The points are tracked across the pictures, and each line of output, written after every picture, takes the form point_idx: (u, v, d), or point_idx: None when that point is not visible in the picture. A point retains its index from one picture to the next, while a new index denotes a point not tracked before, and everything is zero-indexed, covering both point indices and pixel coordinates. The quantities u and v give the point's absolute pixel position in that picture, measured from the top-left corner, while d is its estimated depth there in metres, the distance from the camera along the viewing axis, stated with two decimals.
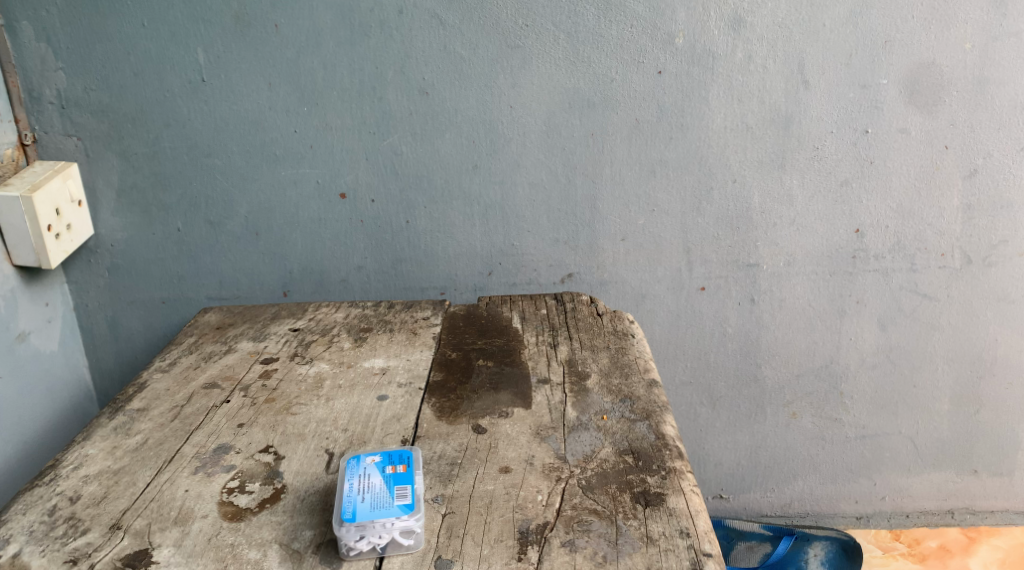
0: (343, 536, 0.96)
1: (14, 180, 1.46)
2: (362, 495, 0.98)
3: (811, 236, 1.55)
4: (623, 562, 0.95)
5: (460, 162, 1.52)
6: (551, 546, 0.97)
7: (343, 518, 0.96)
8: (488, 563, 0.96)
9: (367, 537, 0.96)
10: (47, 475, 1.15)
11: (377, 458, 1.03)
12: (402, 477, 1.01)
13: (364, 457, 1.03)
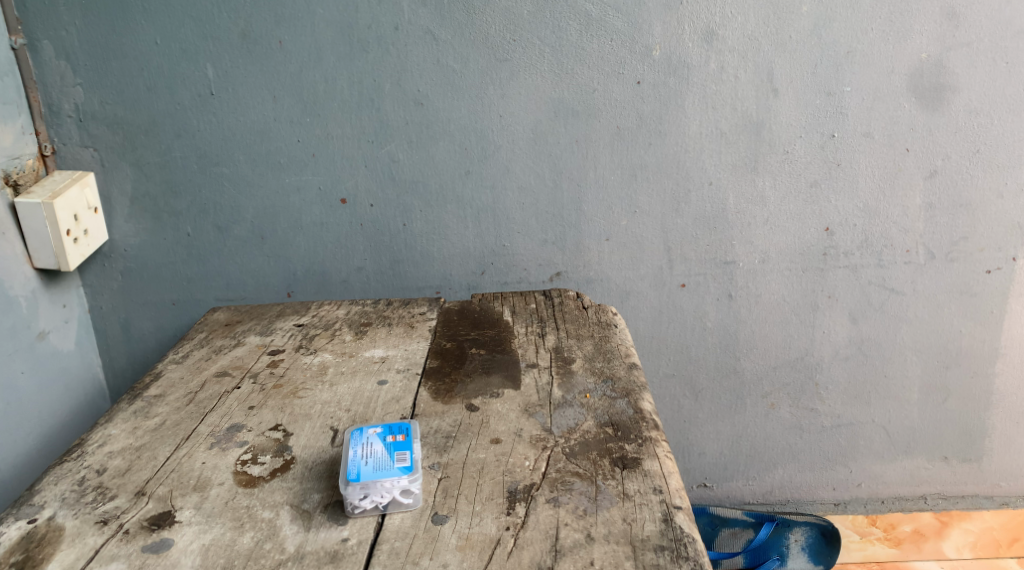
0: (348, 495, 1.06)
1: (36, 188, 1.57)
2: (365, 459, 1.08)
3: (784, 234, 1.66)
4: (602, 514, 1.05)
5: (453, 168, 1.63)
6: (536, 502, 1.07)
7: (348, 478, 1.06)
8: (481, 517, 1.05)
9: (370, 495, 1.06)
10: (74, 452, 1.25)
11: (379, 429, 1.13)
12: (402, 443, 1.11)
13: (367, 428, 1.13)
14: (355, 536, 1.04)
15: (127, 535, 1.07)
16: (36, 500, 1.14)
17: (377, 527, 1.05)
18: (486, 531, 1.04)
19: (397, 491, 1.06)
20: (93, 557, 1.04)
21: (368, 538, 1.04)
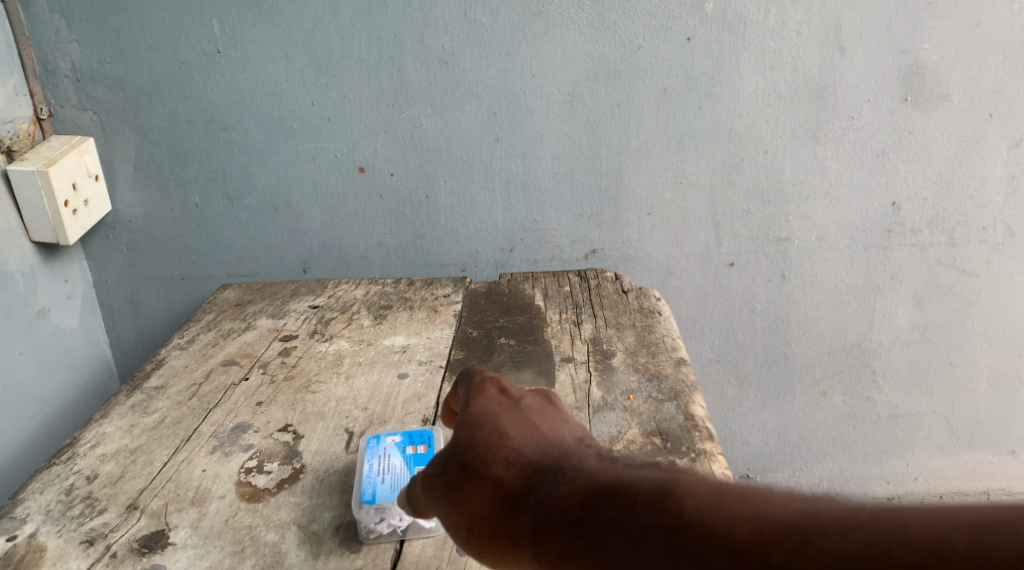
0: (361, 519, 0.95)
1: (31, 155, 1.44)
2: (381, 475, 0.99)
3: (845, 209, 1.50)
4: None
5: (480, 134, 1.49)
6: None
7: (362, 500, 0.97)
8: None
9: (386, 519, 0.95)
10: (64, 453, 1.14)
11: (397, 438, 1.04)
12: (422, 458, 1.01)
13: (384, 437, 1.04)
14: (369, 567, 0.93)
15: (115, 560, 0.97)
16: (19, 512, 1.03)
17: (395, 557, 0.94)
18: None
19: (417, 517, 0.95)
20: None
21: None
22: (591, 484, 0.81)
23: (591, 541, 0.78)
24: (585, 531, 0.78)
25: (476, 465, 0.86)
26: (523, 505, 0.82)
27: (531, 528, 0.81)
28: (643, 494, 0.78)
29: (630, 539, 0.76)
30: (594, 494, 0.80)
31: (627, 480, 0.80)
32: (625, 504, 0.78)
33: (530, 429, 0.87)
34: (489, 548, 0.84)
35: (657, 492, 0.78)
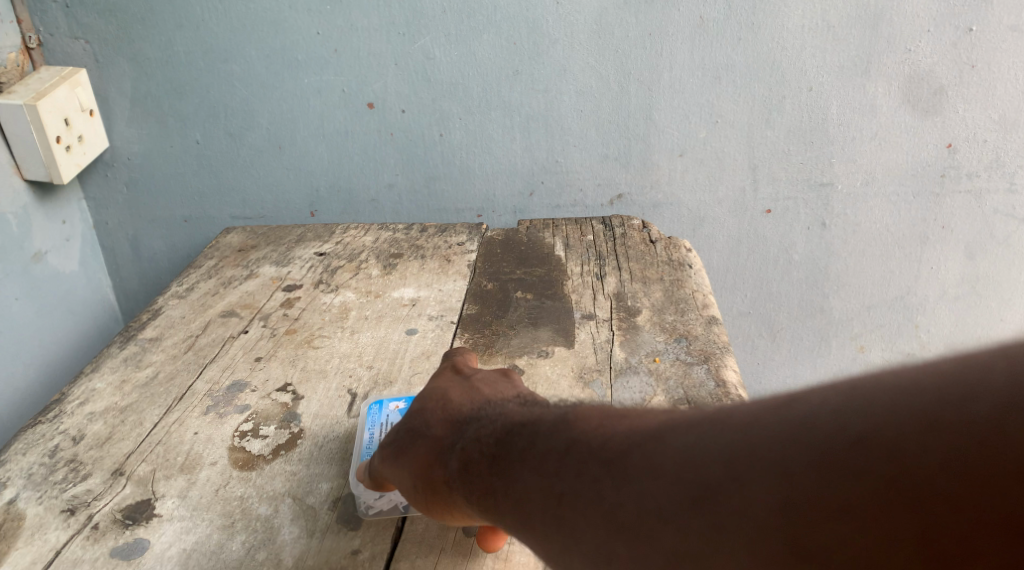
0: (360, 495, 0.91)
1: (19, 87, 1.31)
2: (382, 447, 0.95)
3: (895, 152, 1.39)
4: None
5: (499, 67, 1.37)
6: None
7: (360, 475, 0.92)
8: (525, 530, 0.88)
9: (385, 494, 0.90)
10: (51, 411, 1.06)
11: (400, 405, 1.00)
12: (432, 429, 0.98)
13: (387, 404, 1.00)
14: (368, 548, 0.87)
15: (96, 533, 0.90)
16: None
17: (394, 537, 0.88)
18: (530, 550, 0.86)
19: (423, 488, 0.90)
20: (53, 561, 0.87)
21: (382, 551, 0.87)
22: (508, 423, 0.75)
23: (503, 473, 0.72)
24: (498, 464, 0.73)
25: (419, 426, 0.83)
26: (449, 452, 0.78)
27: (454, 472, 0.76)
28: (553, 423, 0.72)
29: (536, 467, 0.70)
30: (509, 430, 0.74)
31: (539, 414, 0.74)
32: (534, 434, 0.72)
33: (474, 394, 0.84)
34: (433, 506, 0.80)
35: (564, 419, 0.72)
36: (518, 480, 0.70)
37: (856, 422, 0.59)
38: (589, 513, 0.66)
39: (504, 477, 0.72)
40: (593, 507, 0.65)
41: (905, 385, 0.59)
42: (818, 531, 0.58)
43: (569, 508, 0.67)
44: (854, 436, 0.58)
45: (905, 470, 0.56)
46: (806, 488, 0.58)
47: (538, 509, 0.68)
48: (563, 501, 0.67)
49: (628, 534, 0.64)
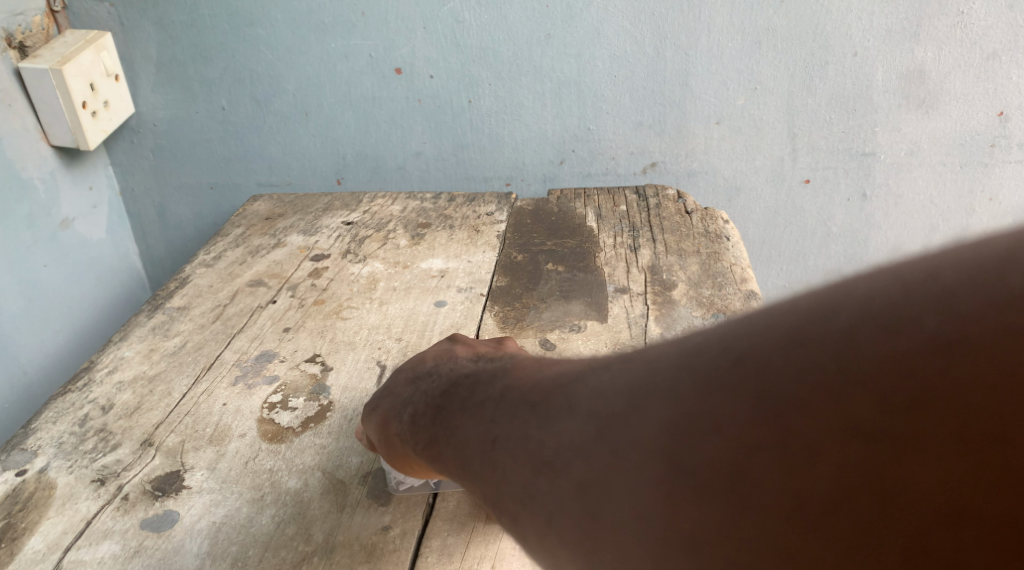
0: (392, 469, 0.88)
1: (44, 51, 1.28)
2: None
3: (943, 120, 1.36)
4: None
5: (531, 31, 1.33)
6: None
7: None
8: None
9: None
10: (80, 379, 1.05)
11: None
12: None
13: None
14: (399, 524, 0.85)
15: (126, 504, 0.89)
16: (30, 444, 0.96)
17: (425, 514, 0.87)
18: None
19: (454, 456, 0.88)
20: (84, 531, 0.86)
21: (414, 528, 0.85)
22: (457, 377, 0.68)
23: (445, 423, 0.64)
24: (442, 418, 0.65)
25: (390, 384, 0.77)
26: (405, 407, 0.71)
27: (407, 426, 0.69)
28: (495, 374, 0.64)
29: (471, 416, 0.61)
30: (456, 385, 0.67)
31: (488, 367, 0.66)
32: (474, 386, 0.64)
33: (452, 351, 0.78)
34: (397, 461, 0.74)
35: (505, 371, 0.64)
36: (452, 431, 0.62)
37: (737, 336, 0.47)
38: (502, 459, 0.56)
39: (444, 433, 0.64)
40: (505, 451, 0.56)
41: (812, 293, 0.47)
42: (712, 457, 0.46)
43: (496, 453, 0.57)
44: (732, 347, 0.47)
45: (793, 376, 0.44)
46: (688, 405, 0.47)
47: (465, 463, 0.60)
48: (484, 450, 0.58)
49: (530, 478, 0.54)
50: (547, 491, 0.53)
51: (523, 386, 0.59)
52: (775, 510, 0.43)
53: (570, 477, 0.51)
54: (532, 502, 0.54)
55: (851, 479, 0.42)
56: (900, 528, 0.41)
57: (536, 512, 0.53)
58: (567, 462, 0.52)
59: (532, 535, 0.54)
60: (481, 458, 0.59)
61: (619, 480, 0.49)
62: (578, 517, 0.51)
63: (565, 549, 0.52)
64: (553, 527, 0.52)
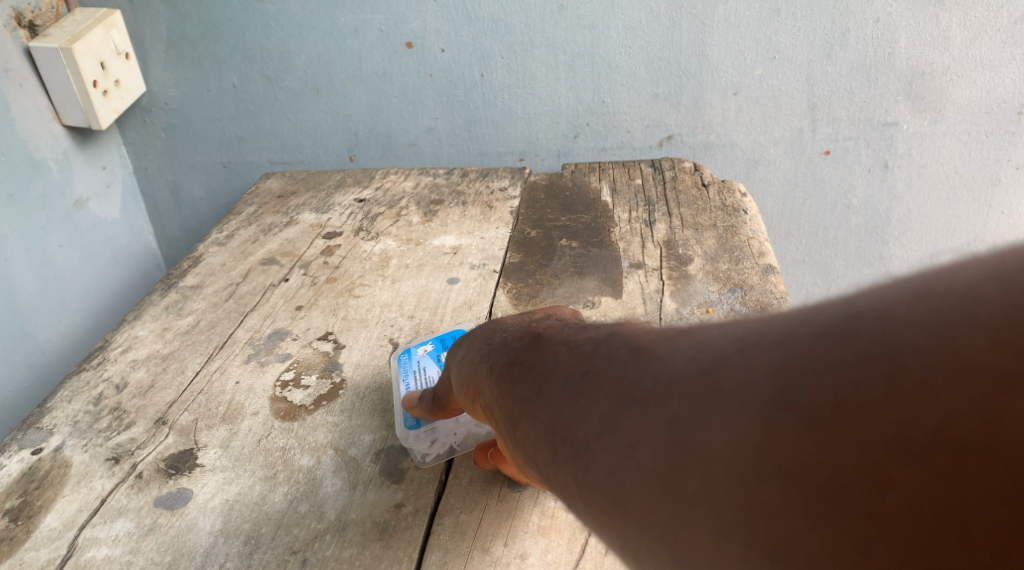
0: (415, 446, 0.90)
1: (55, 30, 1.27)
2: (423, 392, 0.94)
3: (968, 88, 1.33)
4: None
5: (544, 3, 1.30)
6: None
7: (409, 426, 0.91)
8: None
9: (439, 438, 0.90)
10: (95, 358, 1.05)
11: (429, 347, 0.98)
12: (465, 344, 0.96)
13: (415, 349, 0.98)
14: (411, 502, 0.85)
15: (141, 482, 0.88)
16: (45, 423, 0.96)
17: (438, 491, 0.86)
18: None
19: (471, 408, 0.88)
20: (99, 509, 0.86)
21: (426, 505, 0.85)
22: (536, 323, 0.70)
23: (524, 357, 0.66)
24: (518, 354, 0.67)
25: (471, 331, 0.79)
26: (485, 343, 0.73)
27: (483, 357, 0.70)
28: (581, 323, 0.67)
29: (552, 355, 0.64)
30: (534, 330, 0.69)
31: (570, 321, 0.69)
32: (555, 331, 0.67)
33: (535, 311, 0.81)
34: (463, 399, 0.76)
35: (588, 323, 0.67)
36: (533, 364, 0.64)
37: (855, 299, 0.52)
38: (585, 393, 0.59)
39: (516, 369, 0.66)
40: (590, 387, 0.59)
41: (924, 270, 0.52)
42: (818, 396, 0.49)
43: (582, 386, 0.60)
44: (850, 306, 0.51)
45: (907, 329, 0.49)
46: (802, 351, 0.51)
47: (539, 398, 0.62)
48: (563, 385, 0.61)
49: (616, 413, 0.56)
50: (630, 425, 0.55)
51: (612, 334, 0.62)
52: (871, 443, 0.48)
53: (664, 411, 0.54)
54: (612, 433, 0.56)
55: (951, 422, 0.46)
56: (988, 464, 0.45)
57: (615, 444, 0.56)
58: (663, 396, 0.55)
59: (603, 465, 0.56)
60: (561, 390, 0.61)
61: (717, 415, 0.52)
62: (664, 448, 0.54)
63: (640, 475, 0.54)
64: (631, 456, 0.55)
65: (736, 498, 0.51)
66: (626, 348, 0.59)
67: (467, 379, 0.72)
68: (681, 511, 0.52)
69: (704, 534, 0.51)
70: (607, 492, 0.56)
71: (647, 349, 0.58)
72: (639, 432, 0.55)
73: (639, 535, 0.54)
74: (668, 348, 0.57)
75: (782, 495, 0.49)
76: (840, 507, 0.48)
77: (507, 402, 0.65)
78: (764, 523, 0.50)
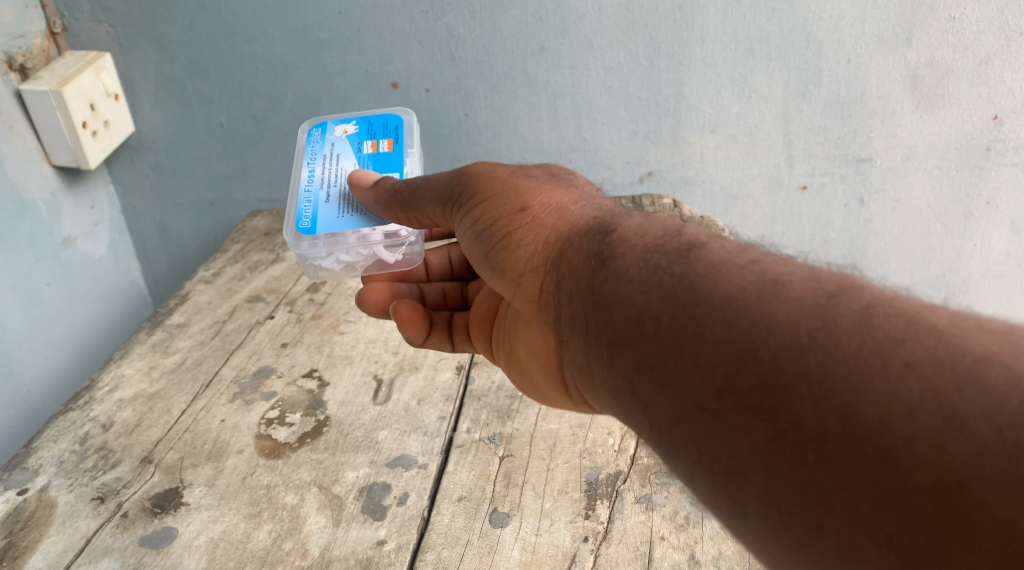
0: (308, 253, 0.98)
1: (45, 72, 1.29)
2: (326, 181, 1.02)
3: (936, 125, 1.36)
4: (707, 525, 0.89)
5: (525, 44, 1.33)
6: (624, 501, 0.91)
7: (300, 228, 0.98)
8: (551, 520, 0.90)
9: (334, 254, 0.99)
10: (81, 397, 1.05)
11: (348, 132, 1.07)
12: (385, 151, 1.04)
13: (333, 132, 1.07)
14: (394, 538, 0.89)
15: (126, 521, 0.91)
16: (31, 463, 0.97)
17: (421, 527, 0.90)
18: (558, 542, 0.88)
19: (383, 231, 0.98)
20: (84, 549, 0.89)
21: (409, 542, 0.89)
22: (658, 240, 0.78)
23: (681, 269, 0.74)
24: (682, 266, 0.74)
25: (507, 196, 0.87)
26: (582, 243, 0.82)
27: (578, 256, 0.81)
28: (739, 251, 0.75)
29: (732, 291, 0.71)
30: (665, 248, 0.77)
31: (697, 236, 0.78)
32: (706, 255, 0.74)
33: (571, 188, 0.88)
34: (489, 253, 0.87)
35: (746, 254, 0.74)
36: (698, 277, 0.73)
37: None
38: (860, 374, 0.65)
39: (670, 296, 0.73)
40: (858, 358, 0.65)
41: None
42: None
43: (814, 331, 0.67)
44: None
45: None
46: None
47: (733, 356, 0.69)
48: (775, 349, 0.67)
49: (913, 401, 0.63)
50: (904, 423, 0.63)
51: (832, 287, 0.70)
52: None
53: (991, 413, 0.62)
54: (850, 382, 0.65)
55: None
56: None
57: (872, 448, 0.63)
58: (1004, 395, 0.63)
59: (844, 461, 0.64)
60: (775, 324, 0.68)
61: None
62: (905, 442, 0.63)
63: (877, 486, 0.63)
64: (890, 466, 0.63)
65: (935, 474, 0.62)
66: (898, 316, 0.67)
67: (521, 246, 0.85)
68: (893, 464, 0.63)
69: (892, 485, 0.63)
70: (819, 476, 0.64)
71: (924, 325, 0.66)
72: (934, 439, 0.62)
73: (823, 456, 0.64)
74: (967, 332, 0.66)
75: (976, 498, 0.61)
76: (981, 529, 0.61)
77: (655, 339, 0.73)
78: (947, 507, 0.62)
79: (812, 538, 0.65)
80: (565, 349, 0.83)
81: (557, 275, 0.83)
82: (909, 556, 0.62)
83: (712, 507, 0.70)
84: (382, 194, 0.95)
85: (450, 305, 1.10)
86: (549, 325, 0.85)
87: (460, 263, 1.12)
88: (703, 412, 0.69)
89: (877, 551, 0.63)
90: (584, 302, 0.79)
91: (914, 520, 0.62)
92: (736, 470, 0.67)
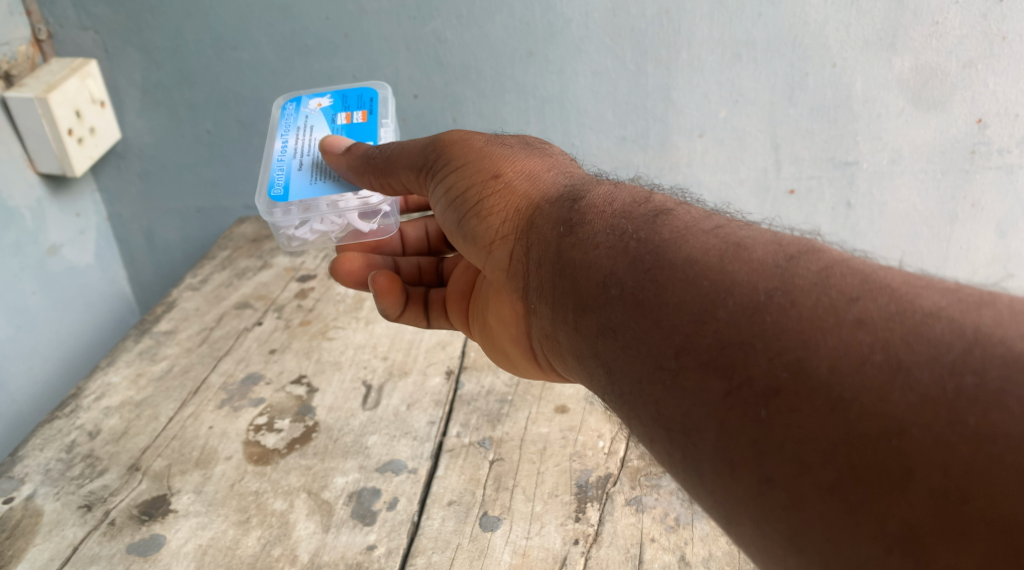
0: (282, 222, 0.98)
1: (30, 79, 1.29)
2: (299, 154, 1.01)
3: (922, 129, 1.37)
4: (697, 526, 0.89)
5: (514, 48, 1.33)
6: (614, 503, 0.91)
7: (273, 198, 0.98)
8: (541, 523, 0.90)
9: (309, 225, 1.01)
10: (67, 405, 1.05)
11: (326, 103, 1.07)
12: (359, 122, 1.04)
13: (309, 105, 1.07)
14: (383, 543, 0.88)
15: (113, 529, 0.90)
16: (16, 472, 0.96)
17: (411, 532, 0.89)
18: (548, 545, 0.88)
19: (357, 199, 0.98)
20: (71, 558, 0.88)
21: (399, 546, 0.88)
22: (626, 207, 0.81)
23: (649, 234, 0.77)
24: (649, 231, 0.77)
25: (482, 165, 0.89)
26: (555, 211, 0.84)
27: (551, 222, 0.84)
28: (702, 219, 0.77)
29: (695, 254, 0.73)
30: (633, 214, 0.79)
31: (664, 204, 0.80)
32: (671, 221, 0.77)
33: (544, 156, 0.90)
34: (464, 220, 0.89)
35: (712, 220, 0.77)
36: (664, 242, 0.76)
37: None
38: (812, 329, 0.67)
39: (636, 260, 0.76)
40: (811, 315, 0.67)
41: None
42: (990, 415, 0.62)
43: (771, 292, 0.69)
44: None
45: None
46: (995, 377, 0.62)
47: (692, 316, 0.71)
48: (733, 308, 0.69)
49: (863, 355, 0.65)
50: (852, 375, 0.64)
51: (792, 249, 0.72)
52: (982, 460, 0.61)
53: (933, 363, 0.63)
54: (801, 335, 0.67)
55: None
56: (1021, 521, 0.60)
57: (821, 401, 0.65)
58: (948, 345, 0.64)
59: (795, 414, 0.65)
60: (735, 284, 0.70)
61: (991, 394, 0.62)
62: (854, 393, 0.64)
63: (823, 436, 0.64)
64: (836, 415, 0.64)
65: (878, 421, 0.63)
66: (854, 275, 0.69)
67: (493, 213, 0.87)
68: (842, 413, 0.64)
69: (838, 436, 0.64)
70: (772, 428, 0.66)
71: (883, 283, 0.68)
72: (879, 389, 0.64)
73: (777, 408, 0.66)
74: (918, 289, 0.67)
75: (913, 444, 0.62)
76: (917, 472, 0.62)
77: (619, 302, 0.75)
78: (887, 454, 0.63)
79: (764, 490, 0.66)
80: (534, 317, 0.85)
81: (527, 242, 0.85)
82: (851, 502, 0.63)
83: (673, 466, 0.72)
84: (355, 159, 0.95)
85: (425, 279, 1.10)
86: (518, 293, 0.87)
87: (437, 237, 1.13)
88: (662, 371, 0.71)
89: (822, 500, 0.64)
90: (552, 268, 0.82)
91: (856, 468, 0.63)
92: (695, 427, 0.69)
